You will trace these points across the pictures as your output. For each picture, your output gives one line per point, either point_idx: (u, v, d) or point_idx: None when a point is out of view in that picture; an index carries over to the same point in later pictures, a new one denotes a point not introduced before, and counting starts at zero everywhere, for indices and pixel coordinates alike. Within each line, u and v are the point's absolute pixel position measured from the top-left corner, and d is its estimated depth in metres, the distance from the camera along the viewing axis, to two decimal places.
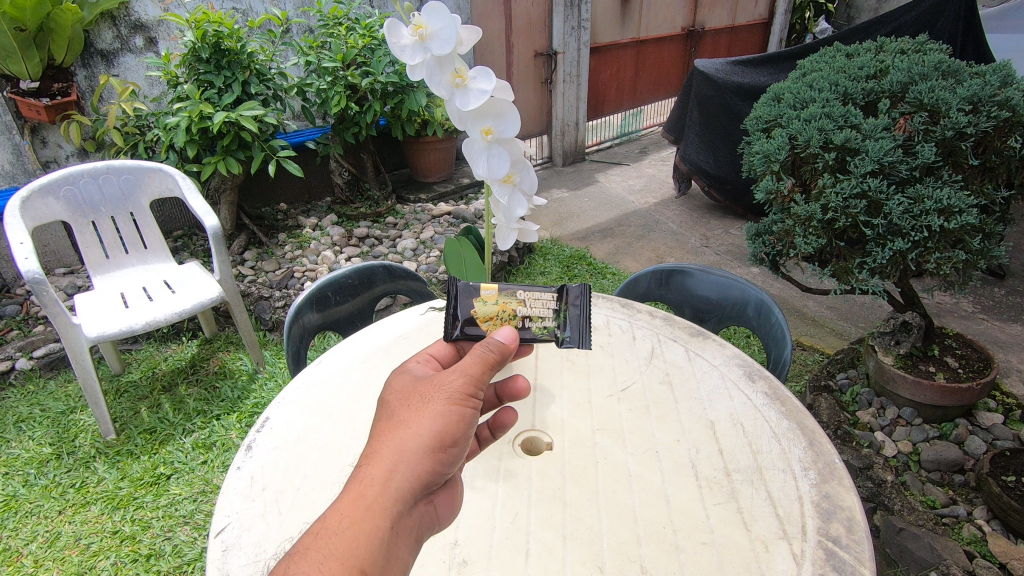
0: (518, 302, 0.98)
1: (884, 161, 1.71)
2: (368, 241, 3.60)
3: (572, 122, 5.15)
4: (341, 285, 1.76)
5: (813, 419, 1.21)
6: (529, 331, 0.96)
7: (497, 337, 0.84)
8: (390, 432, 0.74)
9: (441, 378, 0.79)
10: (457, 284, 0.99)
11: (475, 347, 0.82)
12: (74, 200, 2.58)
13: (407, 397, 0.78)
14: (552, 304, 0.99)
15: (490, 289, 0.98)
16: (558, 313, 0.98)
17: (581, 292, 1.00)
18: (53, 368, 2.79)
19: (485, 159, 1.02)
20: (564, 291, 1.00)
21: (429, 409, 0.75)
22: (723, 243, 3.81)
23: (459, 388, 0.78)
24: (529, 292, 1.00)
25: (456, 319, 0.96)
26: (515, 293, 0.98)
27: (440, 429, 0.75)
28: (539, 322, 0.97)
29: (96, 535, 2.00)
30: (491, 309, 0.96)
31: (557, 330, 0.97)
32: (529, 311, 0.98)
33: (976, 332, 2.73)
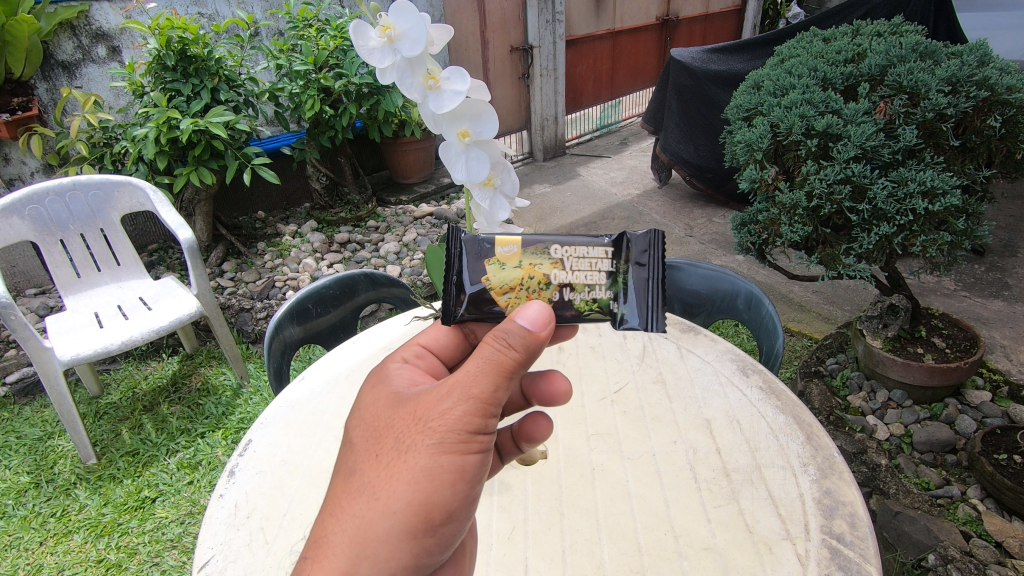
0: (552, 263, 0.89)
1: (867, 146, 1.71)
2: (350, 246, 3.55)
3: (552, 116, 5.11)
4: (322, 296, 1.71)
5: (810, 412, 1.19)
6: (571, 304, 0.88)
7: (517, 328, 0.72)
8: (351, 509, 0.68)
9: (422, 425, 0.70)
10: (464, 243, 0.88)
11: (460, 375, 0.71)
12: (40, 218, 2.48)
13: (373, 456, 0.71)
14: (607, 265, 0.89)
15: (511, 247, 0.88)
16: (614, 279, 0.88)
17: (645, 246, 0.89)
18: (28, 393, 2.70)
19: (462, 162, 0.98)
20: (624, 246, 0.89)
21: (404, 473, 0.68)
22: (708, 231, 3.81)
23: (439, 442, 0.69)
24: (572, 249, 0.89)
25: (461, 292, 0.88)
26: (550, 252, 0.88)
27: (417, 500, 0.68)
28: (585, 292, 0.88)
29: (80, 565, 1.94)
30: (514, 276, 0.87)
31: (612, 302, 0.89)
32: (570, 278, 0.89)
33: (959, 310, 2.75)
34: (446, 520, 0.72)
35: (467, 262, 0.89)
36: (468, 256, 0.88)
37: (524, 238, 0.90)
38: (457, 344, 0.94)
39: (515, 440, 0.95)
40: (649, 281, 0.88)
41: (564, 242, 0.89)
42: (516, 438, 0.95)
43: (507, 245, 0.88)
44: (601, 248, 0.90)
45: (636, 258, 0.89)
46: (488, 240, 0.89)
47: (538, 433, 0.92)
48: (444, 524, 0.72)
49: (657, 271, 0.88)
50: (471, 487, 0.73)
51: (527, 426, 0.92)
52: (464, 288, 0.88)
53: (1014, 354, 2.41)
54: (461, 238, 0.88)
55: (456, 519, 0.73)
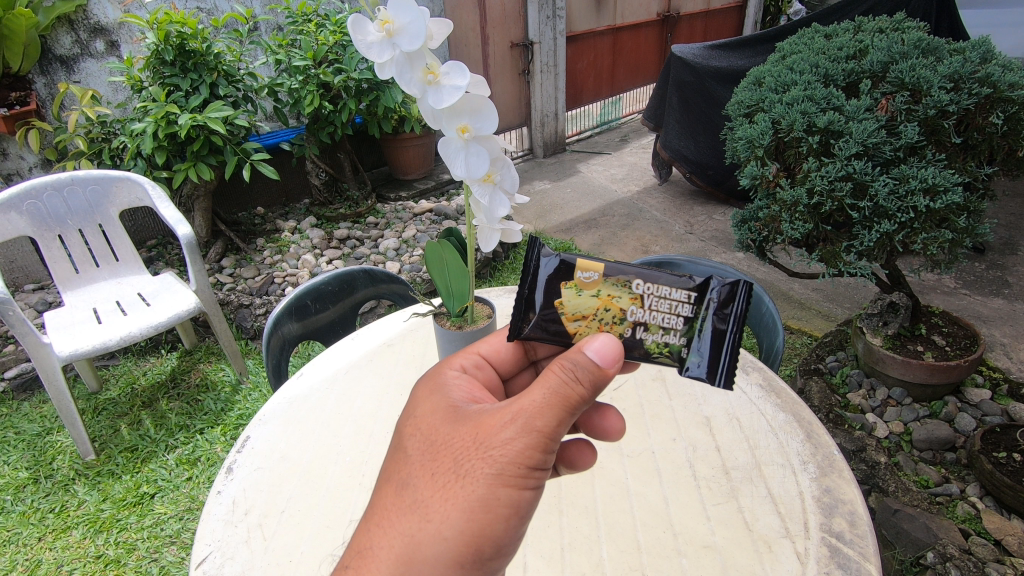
0: (631, 299, 0.85)
1: (868, 143, 1.70)
2: (349, 242, 3.54)
3: (552, 113, 5.09)
4: (320, 292, 1.70)
5: (810, 410, 1.19)
6: (641, 343, 0.85)
7: (586, 362, 0.70)
8: (400, 526, 0.68)
9: (481, 450, 0.69)
10: (541, 260, 0.85)
11: (524, 402, 0.69)
12: (38, 213, 2.48)
13: (428, 473, 0.70)
14: (685, 312, 0.85)
15: (593, 276, 0.85)
16: (691, 326, 0.85)
17: (729, 303, 0.85)
18: (27, 389, 2.70)
19: (462, 158, 0.98)
20: (706, 296, 0.85)
21: (459, 498, 0.67)
22: (708, 229, 3.80)
23: (498, 470, 0.68)
24: (654, 287, 0.86)
25: (532, 309, 0.86)
26: (632, 287, 0.85)
27: (469, 529, 0.68)
28: (658, 334, 0.85)
29: (78, 561, 1.94)
30: (589, 305, 0.85)
31: (682, 349, 0.85)
32: (646, 318, 0.85)
33: (958, 308, 2.75)
34: (495, 552, 0.70)
35: (543, 280, 0.86)
36: (544, 274, 0.86)
37: (607, 265, 0.87)
38: (514, 357, 0.93)
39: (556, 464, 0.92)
40: (728, 334, 0.84)
41: (647, 278, 0.86)
42: (556, 461, 0.92)
43: (589, 271, 0.85)
44: (684, 291, 0.86)
45: (719, 309, 0.85)
46: (568, 259, 0.86)
47: (581, 461, 0.90)
48: (492, 557, 0.71)
49: (739, 327, 0.84)
50: (523, 523, 0.71)
51: (571, 453, 0.90)
52: (535, 306, 0.86)
53: (1014, 352, 2.41)
54: (541, 254, 0.85)
55: (505, 552, 0.71)
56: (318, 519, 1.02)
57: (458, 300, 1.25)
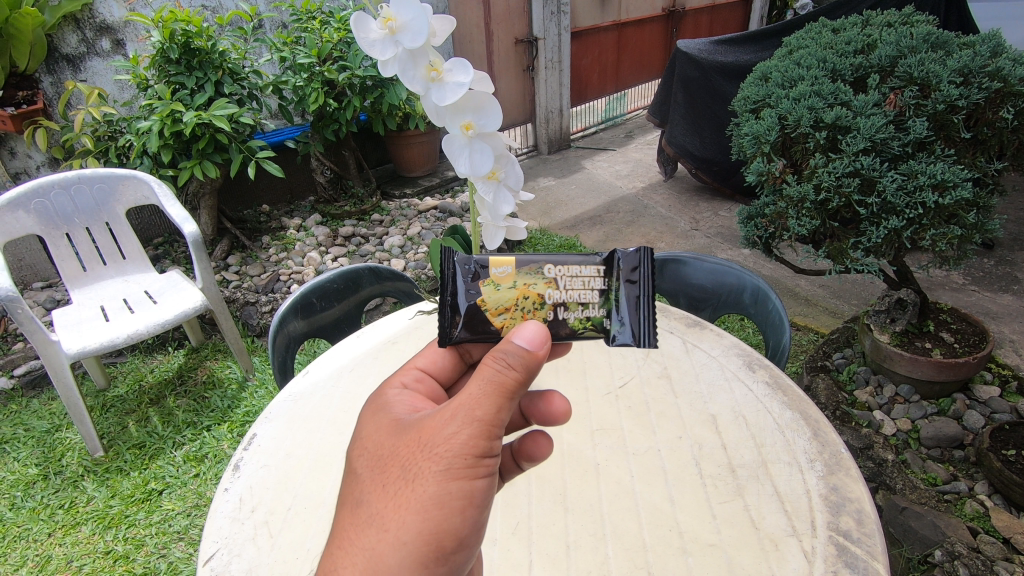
0: (547, 282, 0.89)
1: (875, 139, 1.68)
2: (354, 240, 3.55)
3: (557, 109, 5.07)
4: (326, 290, 1.70)
5: (817, 408, 1.18)
6: (566, 323, 0.88)
7: (516, 347, 0.72)
8: (358, 542, 0.66)
9: (427, 451, 0.69)
10: (455, 263, 0.87)
11: (462, 397, 0.70)
12: (45, 212, 2.49)
13: (379, 486, 0.69)
14: (599, 284, 0.90)
15: (505, 268, 0.88)
16: (606, 298, 0.89)
17: (634, 266, 0.90)
18: (35, 386, 2.72)
19: (466, 156, 0.98)
20: (614, 265, 0.90)
21: (413, 503, 0.67)
22: (713, 225, 3.79)
23: (448, 465, 0.68)
24: (565, 269, 0.89)
25: (457, 315, 0.87)
26: (544, 272, 0.88)
27: (427, 529, 0.67)
28: (579, 310, 0.88)
29: (88, 557, 1.95)
30: (508, 296, 0.87)
31: (606, 321, 0.89)
32: (565, 297, 0.89)
33: (967, 304, 2.73)
34: (456, 547, 0.70)
35: (461, 283, 0.88)
36: (462, 279, 0.88)
37: (518, 258, 0.90)
38: (454, 365, 0.92)
39: (516, 458, 0.93)
40: (642, 297, 0.89)
41: (557, 262, 0.89)
42: (517, 456, 0.93)
43: (501, 266, 0.88)
44: (593, 267, 0.90)
45: (627, 275, 0.90)
46: (481, 262, 0.88)
47: (539, 452, 0.90)
48: (455, 553, 0.70)
49: (647, 287, 0.89)
50: (479, 513, 0.71)
51: (527, 445, 0.91)
52: (459, 309, 0.87)
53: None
54: (454, 259, 0.87)
55: (465, 545, 0.71)
56: (324, 517, 1.03)
57: None
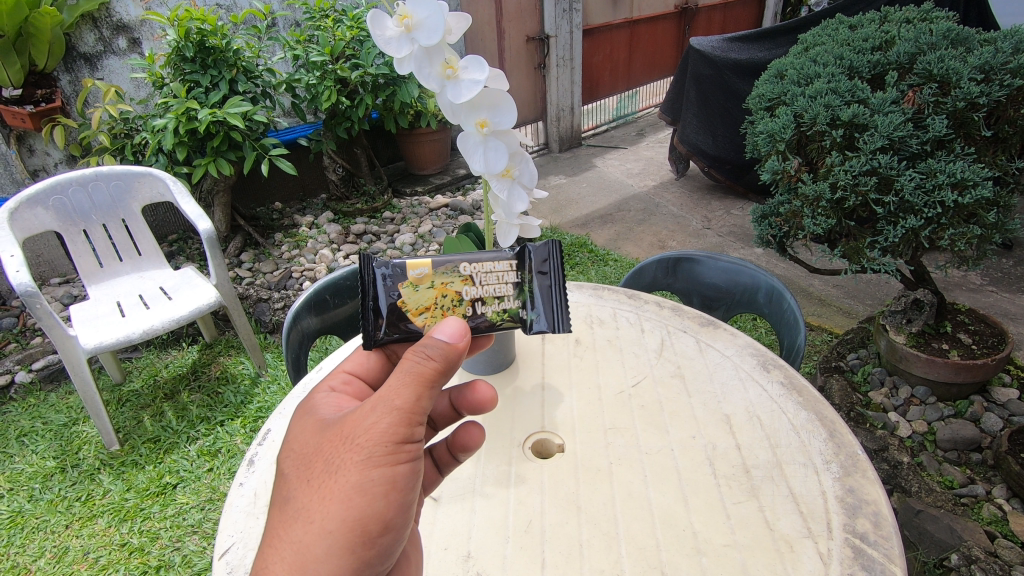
0: (463, 280, 0.93)
1: (894, 137, 1.66)
2: (366, 237, 3.56)
3: (568, 108, 5.05)
4: (339, 287, 1.71)
5: (832, 408, 1.17)
6: (484, 317, 0.94)
7: (436, 340, 0.74)
8: (286, 536, 0.68)
9: (350, 443, 0.71)
10: (374, 269, 0.90)
11: (382, 389, 0.72)
12: (63, 209, 2.53)
13: (304, 482, 0.71)
14: (512, 277, 0.95)
15: (422, 269, 0.91)
16: (520, 290, 0.94)
17: (542, 258, 0.97)
18: (53, 380, 2.76)
19: (481, 153, 0.99)
20: (525, 259, 0.96)
21: (336, 492, 0.69)
22: (725, 224, 3.76)
23: (369, 454, 0.70)
24: (480, 265, 0.94)
25: (379, 317, 0.89)
26: (459, 270, 0.93)
27: (352, 516, 0.69)
28: (496, 304, 0.94)
29: (104, 549, 1.98)
30: (428, 297, 0.91)
31: (521, 312, 0.95)
32: (481, 292, 0.94)
33: (985, 305, 2.69)
34: (383, 532, 0.72)
35: (381, 287, 0.90)
36: (383, 283, 0.90)
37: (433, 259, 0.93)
38: (383, 367, 0.92)
39: (451, 451, 0.93)
40: (550, 286, 0.96)
41: (472, 260, 0.94)
42: (452, 449, 0.93)
43: (418, 267, 0.91)
44: (506, 262, 0.96)
45: (539, 267, 0.97)
46: (399, 266, 0.91)
47: (471, 441, 0.91)
48: (382, 537, 0.72)
49: (558, 277, 0.97)
50: (405, 497, 0.73)
51: (460, 436, 0.91)
52: (381, 312, 0.89)
53: None
54: (373, 265, 0.90)
55: (393, 529, 0.73)
56: None
57: None
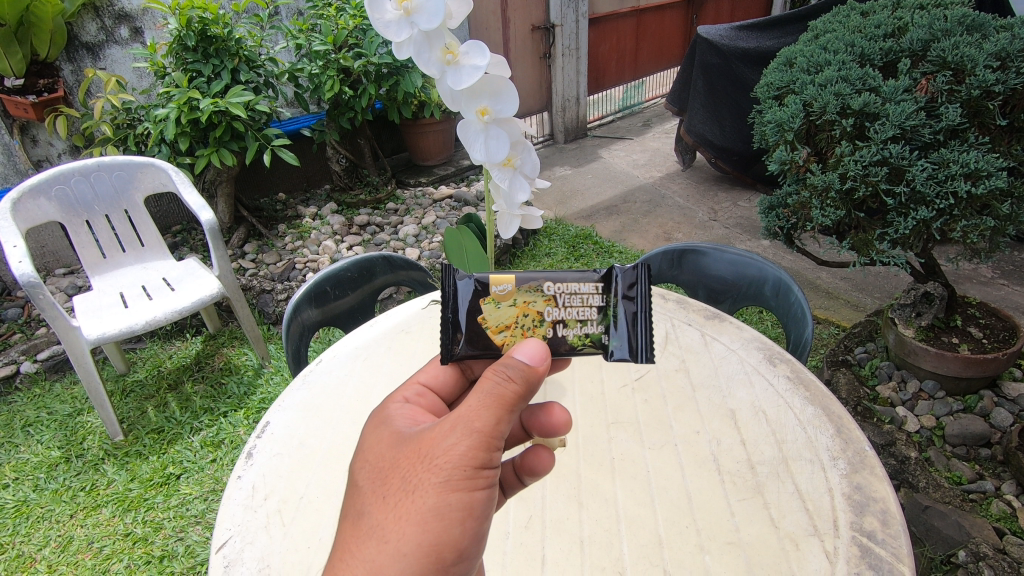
0: (545, 300, 0.88)
1: (906, 126, 1.62)
2: (370, 228, 3.55)
3: (574, 98, 5.00)
4: (340, 278, 1.70)
5: (840, 403, 1.15)
6: (564, 340, 0.87)
7: (518, 360, 0.71)
8: (359, 554, 0.64)
9: (428, 462, 0.67)
10: (457, 281, 0.86)
11: (464, 406, 0.69)
12: (66, 199, 2.52)
13: (380, 499, 0.67)
14: (596, 301, 0.88)
15: (505, 286, 0.86)
16: (604, 315, 0.87)
17: (632, 281, 0.87)
18: (58, 370, 2.76)
19: (482, 141, 0.96)
20: (611, 281, 0.88)
21: (414, 513, 0.65)
22: (732, 216, 3.73)
23: (449, 474, 0.66)
24: (564, 285, 0.88)
25: (458, 331, 0.85)
26: (543, 289, 0.87)
27: (427, 540, 0.65)
28: (577, 328, 0.88)
29: (108, 538, 1.99)
30: (508, 315, 0.86)
31: (603, 337, 0.88)
32: (563, 314, 0.88)
33: (996, 299, 2.64)
34: (456, 560, 0.68)
35: (463, 301, 0.86)
36: (465, 297, 0.86)
37: (518, 275, 0.88)
38: (456, 381, 0.89)
39: (518, 471, 0.87)
40: (638, 314, 0.87)
41: (556, 279, 0.88)
42: (518, 471, 0.87)
43: (502, 283, 0.86)
44: (591, 283, 0.89)
45: (625, 292, 0.88)
46: (483, 282, 0.87)
47: (541, 466, 0.85)
48: (454, 565, 0.68)
49: (645, 307, 0.87)
50: (480, 524, 0.69)
51: (528, 459, 0.85)
52: (460, 327, 0.86)
53: None
54: (455, 277, 0.86)
55: (465, 557, 0.69)
56: (337, 507, 1.02)
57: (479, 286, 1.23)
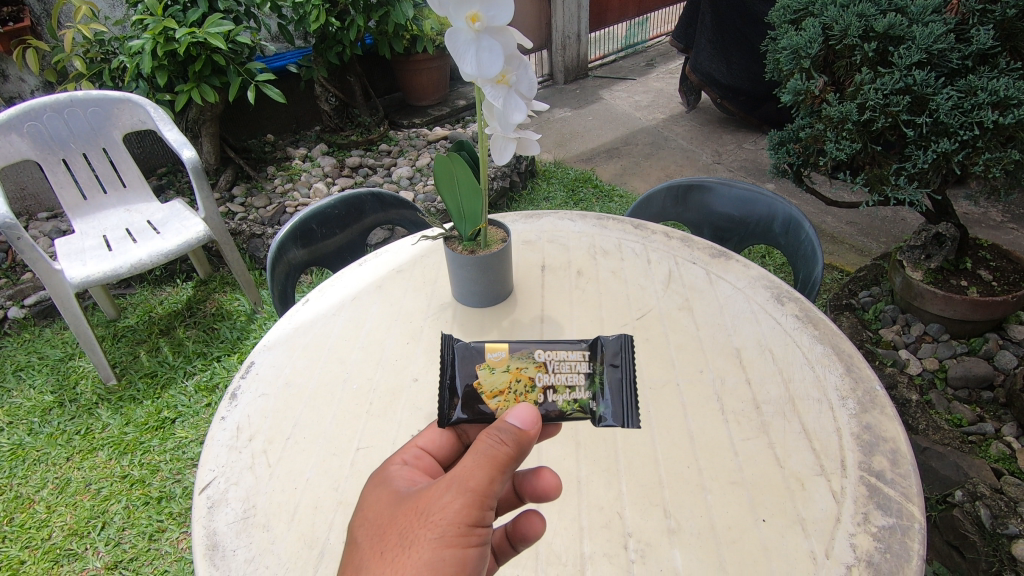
0: (536, 366, 0.85)
1: (932, 50, 1.51)
2: (362, 171, 3.43)
3: (574, 34, 4.76)
4: (326, 216, 1.62)
5: (850, 342, 1.10)
6: (553, 407, 0.82)
7: (511, 421, 0.65)
8: None
9: (421, 520, 0.61)
10: (456, 348, 0.86)
11: (465, 456, 0.63)
12: (39, 135, 2.40)
13: (374, 557, 0.60)
14: (585, 367, 0.85)
15: (498, 353, 0.86)
16: (591, 380, 0.83)
17: (619, 348, 0.86)
18: (46, 316, 2.71)
19: (473, 53, 0.86)
20: (599, 348, 0.87)
21: (406, 575, 0.58)
22: (736, 158, 3.60)
23: (448, 527, 0.60)
24: (553, 353, 0.86)
25: (454, 396, 0.82)
26: (533, 356, 0.86)
27: None
28: (566, 393, 0.83)
29: (105, 480, 1.99)
30: (501, 380, 0.83)
31: (591, 403, 0.82)
32: (553, 380, 0.84)
33: (1005, 242, 2.57)
34: None
35: (459, 369, 0.85)
36: (460, 365, 0.85)
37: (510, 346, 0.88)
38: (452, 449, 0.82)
39: (508, 540, 0.74)
40: (625, 375, 0.84)
41: (546, 346, 0.87)
42: (510, 538, 0.74)
43: (496, 350, 0.86)
44: (579, 351, 0.87)
45: (611, 358, 0.86)
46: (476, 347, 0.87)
47: (533, 533, 0.72)
48: None
49: (631, 369, 0.84)
50: None
51: (519, 524, 0.73)
52: (456, 392, 0.82)
53: None
54: (453, 346, 0.86)
55: None
56: (324, 446, 0.98)
57: (470, 224, 1.16)
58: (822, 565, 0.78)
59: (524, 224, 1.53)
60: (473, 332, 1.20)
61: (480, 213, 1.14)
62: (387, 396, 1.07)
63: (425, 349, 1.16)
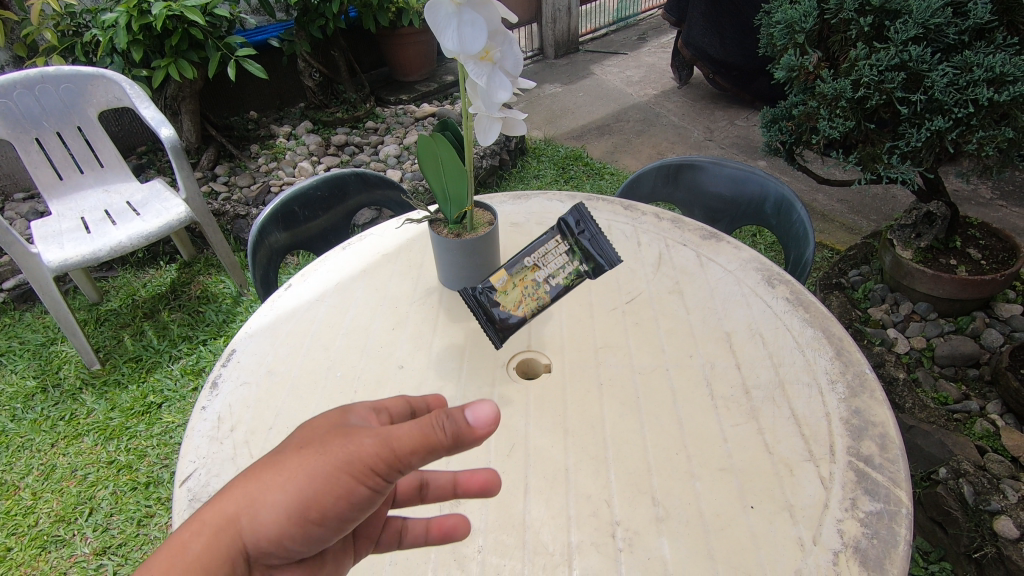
0: (532, 268, 1.00)
1: (929, 25, 1.47)
2: (348, 149, 3.36)
3: (564, 7, 4.65)
4: (309, 198, 1.58)
5: (840, 324, 1.09)
6: (560, 284, 1.01)
7: (475, 411, 0.53)
8: (251, 471, 0.55)
9: (341, 438, 0.54)
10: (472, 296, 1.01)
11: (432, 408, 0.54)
12: (10, 113, 2.31)
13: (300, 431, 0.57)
14: (564, 246, 0.99)
15: (501, 278, 1.00)
16: (574, 253, 0.98)
17: (580, 219, 0.97)
18: (26, 299, 2.65)
19: (454, 28, 0.82)
20: (566, 227, 0.98)
21: (299, 471, 0.53)
22: (728, 135, 3.56)
23: (359, 455, 0.53)
24: (537, 252, 1.00)
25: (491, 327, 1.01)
26: (524, 264, 1.00)
27: (301, 500, 0.53)
28: (564, 273, 1.00)
29: (92, 466, 1.97)
30: (517, 295, 1.01)
31: (584, 268, 0.99)
32: (549, 267, 1.00)
33: (994, 220, 2.57)
34: (319, 535, 0.56)
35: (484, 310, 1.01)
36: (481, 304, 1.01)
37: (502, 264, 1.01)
38: None
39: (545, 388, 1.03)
40: (598, 236, 0.98)
41: (529, 251, 0.99)
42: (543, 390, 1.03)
43: (498, 279, 1.00)
44: (553, 237, 0.99)
45: (579, 229, 0.98)
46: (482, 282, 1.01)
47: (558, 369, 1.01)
48: (313, 535, 0.56)
49: (595, 226, 0.97)
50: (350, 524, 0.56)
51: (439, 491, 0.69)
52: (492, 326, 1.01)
53: None
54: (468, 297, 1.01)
55: (328, 537, 0.56)
56: None
57: (456, 206, 1.12)
58: (810, 551, 0.77)
59: (512, 206, 1.50)
60: (460, 317, 1.18)
61: (468, 193, 1.09)
62: (372, 384, 1.05)
63: (410, 335, 1.14)
